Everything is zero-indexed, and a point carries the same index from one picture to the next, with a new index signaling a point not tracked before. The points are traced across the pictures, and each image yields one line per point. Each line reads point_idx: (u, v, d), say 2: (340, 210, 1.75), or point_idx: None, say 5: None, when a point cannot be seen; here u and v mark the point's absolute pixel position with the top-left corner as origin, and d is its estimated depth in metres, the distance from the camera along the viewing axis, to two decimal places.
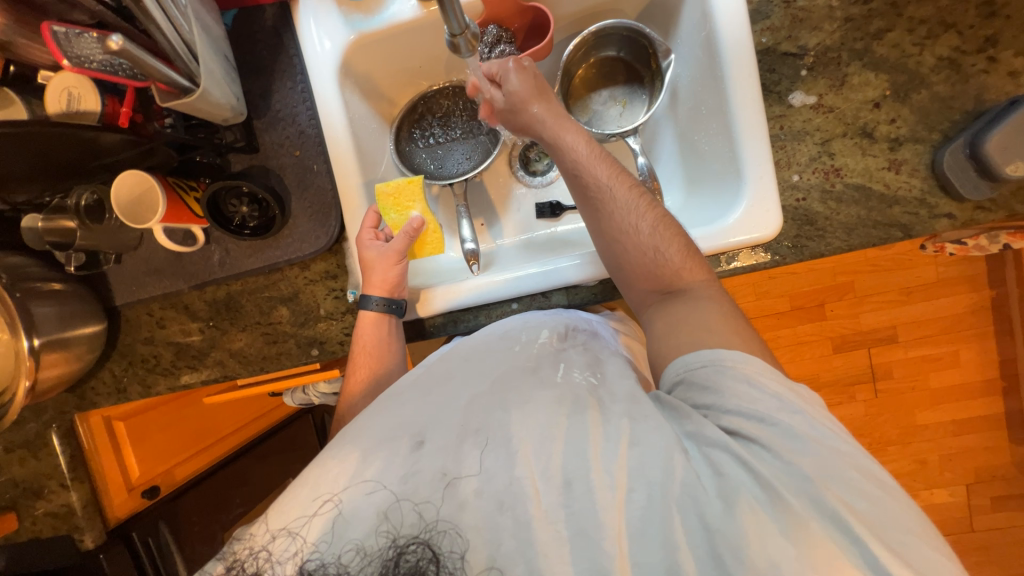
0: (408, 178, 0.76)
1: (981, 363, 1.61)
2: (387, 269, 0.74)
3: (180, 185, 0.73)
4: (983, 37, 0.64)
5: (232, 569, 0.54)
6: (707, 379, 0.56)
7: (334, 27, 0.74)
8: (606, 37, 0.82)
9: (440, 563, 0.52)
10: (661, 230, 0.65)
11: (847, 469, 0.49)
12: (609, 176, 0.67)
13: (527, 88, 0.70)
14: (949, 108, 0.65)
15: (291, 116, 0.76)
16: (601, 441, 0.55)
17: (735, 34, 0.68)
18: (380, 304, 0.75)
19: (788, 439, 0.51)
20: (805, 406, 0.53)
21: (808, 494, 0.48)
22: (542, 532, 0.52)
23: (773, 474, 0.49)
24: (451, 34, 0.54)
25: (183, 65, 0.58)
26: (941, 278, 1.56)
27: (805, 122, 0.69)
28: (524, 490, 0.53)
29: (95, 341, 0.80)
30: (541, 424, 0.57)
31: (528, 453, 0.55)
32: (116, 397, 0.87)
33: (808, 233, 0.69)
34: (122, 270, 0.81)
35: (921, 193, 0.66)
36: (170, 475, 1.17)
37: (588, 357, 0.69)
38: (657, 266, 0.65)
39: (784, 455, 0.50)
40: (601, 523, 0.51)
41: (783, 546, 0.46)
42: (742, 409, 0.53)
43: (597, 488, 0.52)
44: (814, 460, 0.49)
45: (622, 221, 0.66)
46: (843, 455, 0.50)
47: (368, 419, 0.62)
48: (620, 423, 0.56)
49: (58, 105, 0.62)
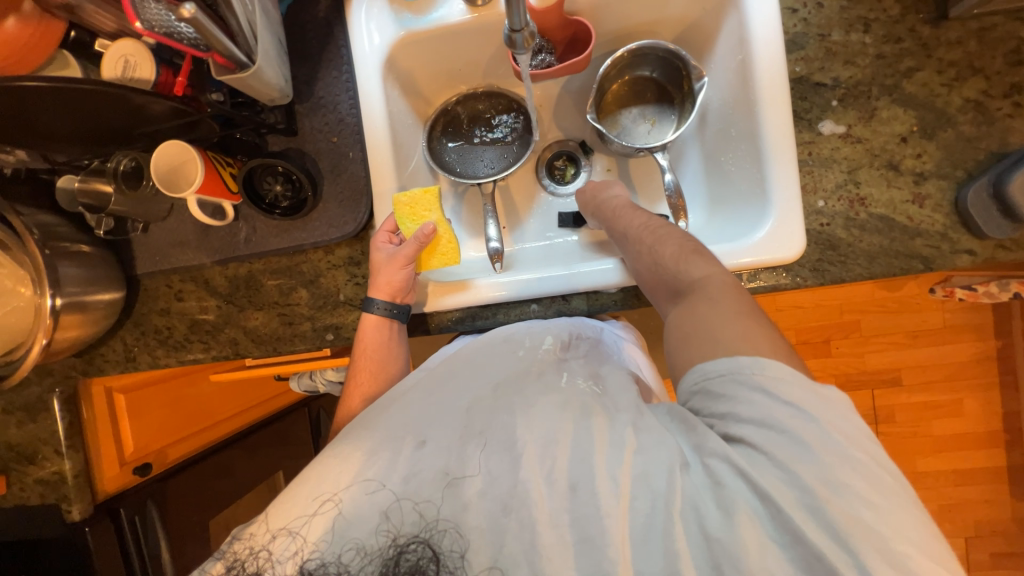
0: (424, 189, 0.77)
1: (984, 413, 1.60)
2: (393, 271, 0.74)
3: (218, 160, 0.74)
4: (1009, 83, 0.66)
5: (232, 570, 0.53)
6: (723, 389, 0.50)
7: (385, 23, 0.77)
8: (642, 57, 0.85)
9: (440, 562, 0.52)
10: (676, 246, 0.65)
11: (854, 479, 0.44)
12: (630, 224, 0.71)
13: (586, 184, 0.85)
14: (974, 148, 0.67)
15: (333, 104, 0.78)
16: (606, 447, 0.53)
17: (769, 62, 0.70)
18: (383, 308, 0.75)
19: (794, 448, 0.45)
20: (819, 412, 0.46)
21: (810, 507, 0.44)
22: (545, 536, 0.51)
23: (772, 485, 0.45)
24: (510, 29, 0.54)
25: (244, 41, 0.60)
26: (948, 324, 1.57)
27: (833, 150, 0.70)
28: (527, 493, 0.52)
29: (112, 308, 0.80)
30: (545, 429, 0.56)
31: (533, 455, 0.54)
32: (123, 366, 0.87)
33: (831, 258, 0.70)
34: (149, 239, 0.82)
35: (943, 228, 0.68)
36: (162, 454, 1.13)
37: (590, 368, 0.68)
38: (671, 283, 0.63)
39: (788, 466, 0.45)
40: (605, 529, 0.50)
41: (780, 559, 0.44)
42: (754, 416, 0.47)
43: (602, 494, 0.51)
44: (818, 472, 0.44)
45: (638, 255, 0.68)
46: (852, 464, 0.44)
47: (375, 417, 0.62)
48: (624, 430, 0.55)
49: (113, 72, 0.64)
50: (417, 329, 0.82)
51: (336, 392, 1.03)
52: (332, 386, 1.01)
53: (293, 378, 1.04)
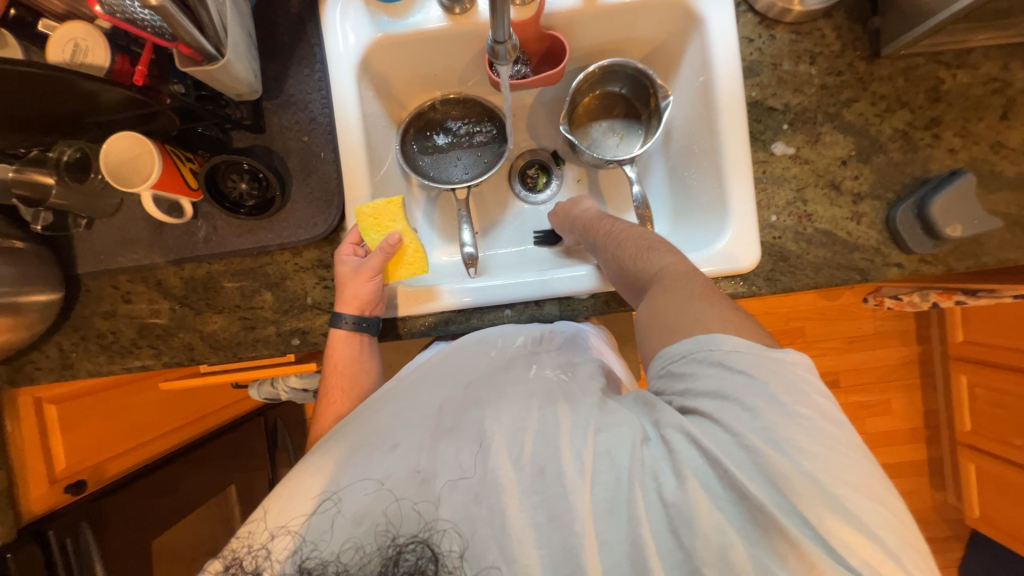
0: (388, 199, 0.76)
1: (908, 411, 1.77)
2: (360, 284, 0.72)
3: (177, 155, 0.70)
4: (930, 117, 0.75)
5: (232, 569, 0.52)
6: (683, 368, 0.53)
7: (360, 24, 0.76)
8: (613, 74, 0.89)
9: (440, 562, 0.50)
10: (651, 250, 0.66)
11: (796, 436, 0.46)
12: (607, 229, 0.73)
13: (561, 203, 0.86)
14: (902, 172, 0.75)
15: (304, 102, 0.76)
16: (572, 430, 0.54)
17: (728, 85, 0.76)
18: (350, 324, 0.73)
19: (740, 412, 0.48)
20: (766, 377, 0.49)
21: (754, 463, 0.46)
22: (515, 520, 0.51)
23: (719, 447, 0.47)
24: (494, 41, 0.57)
25: (213, 32, 0.57)
26: (878, 330, 1.72)
27: (784, 169, 0.77)
28: (498, 481, 0.53)
29: (49, 310, 0.74)
30: (515, 418, 0.57)
31: (501, 445, 0.55)
32: (58, 374, 0.79)
33: (782, 268, 0.76)
34: (92, 236, 0.76)
35: (877, 243, 0.75)
36: (100, 469, 1.05)
37: (561, 360, 0.70)
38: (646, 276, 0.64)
39: (734, 429, 0.47)
40: (572, 506, 0.50)
41: (727, 517, 0.46)
42: (706, 388, 0.50)
43: (567, 472, 0.52)
44: (761, 432, 0.46)
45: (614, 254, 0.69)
46: (794, 421, 0.46)
47: (355, 422, 0.61)
48: (591, 412, 0.56)
49: (60, 55, 0.58)
50: (388, 335, 0.81)
51: (300, 399, 0.99)
52: (295, 393, 0.97)
53: (253, 385, 0.99)
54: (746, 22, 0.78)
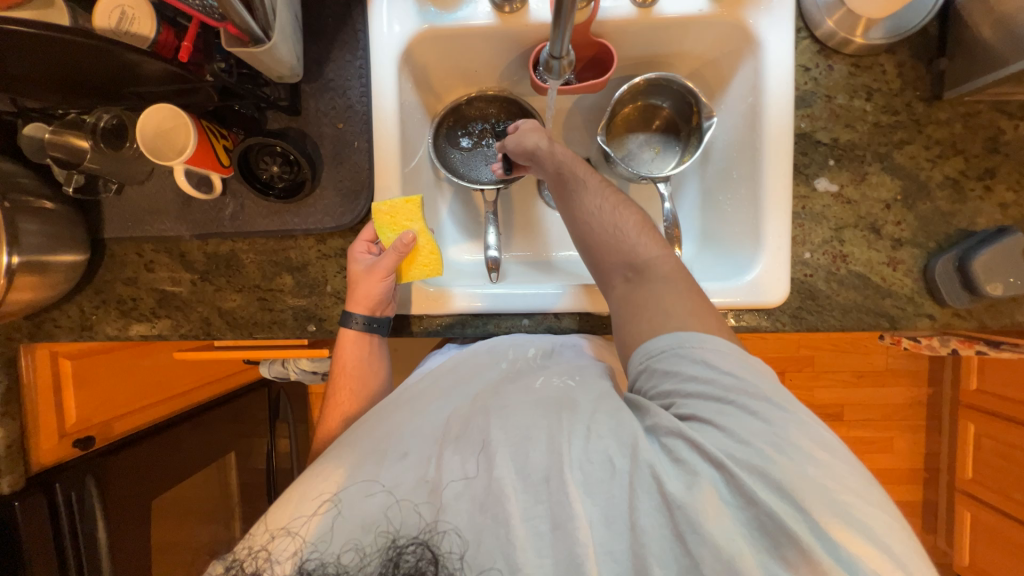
0: (406, 198, 0.74)
1: (910, 452, 1.75)
2: (372, 284, 0.71)
3: (213, 131, 0.70)
4: (984, 167, 0.72)
5: (232, 569, 0.54)
6: (667, 364, 0.53)
7: (406, 14, 0.74)
8: (657, 87, 0.87)
9: (440, 564, 0.51)
10: (625, 215, 0.65)
11: (802, 443, 0.46)
12: (587, 173, 0.69)
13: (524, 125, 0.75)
14: (947, 222, 0.73)
15: (342, 89, 0.75)
16: (575, 438, 0.53)
17: (775, 112, 0.73)
18: (361, 323, 0.73)
19: (737, 415, 0.48)
20: (755, 382, 0.50)
21: (762, 473, 0.45)
22: (519, 529, 0.50)
23: (725, 454, 0.46)
24: (551, 57, 0.59)
25: (261, 14, 0.56)
26: (889, 368, 1.70)
27: (824, 207, 0.74)
28: (502, 490, 0.52)
29: (73, 271, 0.74)
30: (517, 426, 0.56)
31: (504, 457, 0.54)
32: (77, 334, 0.81)
33: (809, 307, 0.74)
34: (121, 202, 0.76)
35: (911, 292, 0.73)
36: (108, 427, 1.06)
37: (567, 366, 0.68)
38: (623, 245, 0.63)
39: (736, 434, 0.47)
40: (573, 514, 0.50)
41: (741, 532, 0.45)
42: (699, 389, 0.50)
43: (570, 483, 0.51)
44: (770, 439, 0.46)
45: (591, 206, 0.66)
46: (798, 428, 0.47)
47: (361, 431, 0.61)
48: (590, 418, 0.55)
49: (106, 20, 0.57)
50: (402, 331, 0.81)
51: (308, 381, 1.00)
52: (304, 374, 0.98)
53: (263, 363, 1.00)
54: (803, 50, 0.75)
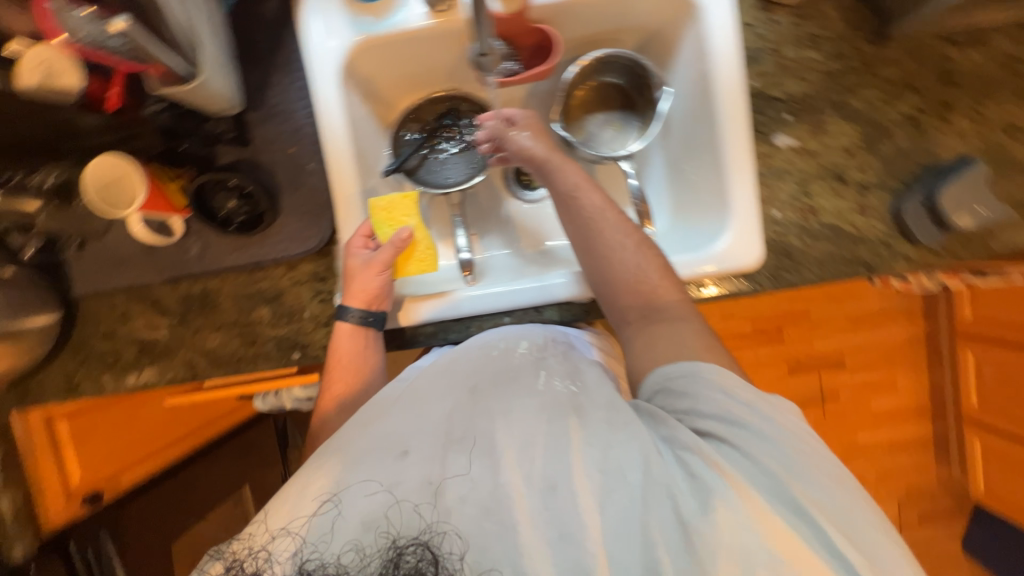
0: (403, 194, 0.75)
1: (915, 388, 1.76)
2: (368, 278, 0.72)
3: (163, 172, 0.69)
4: (940, 101, 0.72)
5: (232, 569, 0.53)
6: (684, 387, 0.56)
7: (340, 27, 0.73)
8: (606, 64, 0.86)
9: (440, 565, 0.51)
10: (644, 251, 0.66)
11: (809, 466, 0.51)
12: (602, 204, 0.68)
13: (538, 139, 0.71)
14: (910, 160, 0.73)
15: (288, 112, 0.74)
16: (583, 445, 0.55)
17: (728, 74, 0.72)
18: (357, 317, 0.72)
19: (753, 438, 0.52)
20: (772, 412, 0.54)
21: (772, 487, 0.50)
22: (526, 535, 0.51)
23: (739, 471, 0.50)
24: (481, 51, 0.58)
25: (183, 52, 0.56)
26: (883, 309, 1.71)
27: (786, 162, 0.74)
28: (508, 496, 0.53)
29: (48, 334, 0.74)
30: (523, 433, 0.56)
31: (512, 460, 0.55)
32: (64, 395, 0.80)
33: (786, 265, 0.74)
34: (85, 258, 0.75)
35: (884, 236, 0.73)
36: (116, 479, 1.07)
37: (567, 366, 0.67)
38: (638, 284, 0.65)
39: (751, 455, 0.51)
40: (583, 523, 0.51)
41: (753, 540, 0.47)
42: (716, 411, 0.54)
43: (580, 489, 0.52)
44: (781, 459, 0.51)
45: (609, 241, 0.67)
46: (805, 450, 0.52)
47: (355, 432, 0.59)
48: (600, 428, 0.56)
49: (30, 80, 0.55)
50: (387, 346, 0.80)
51: (304, 408, 1.00)
52: (299, 402, 0.98)
53: (257, 396, 1.01)
54: (744, 7, 0.75)
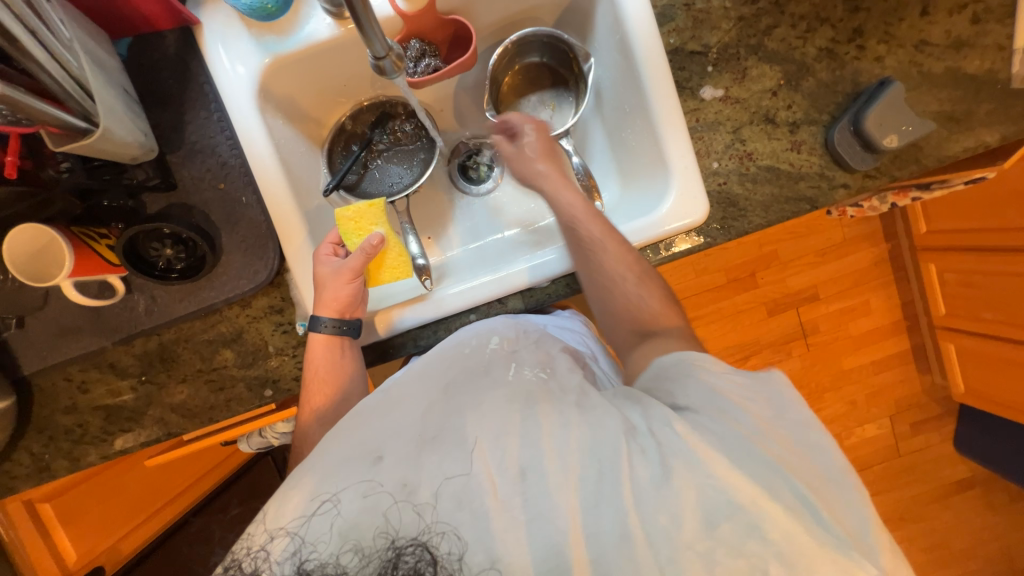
0: (369, 201, 0.74)
1: (888, 307, 1.83)
2: (340, 286, 0.71)
3: (88, 235, 0.65)
4: (851, 28, 0.73)
5: (230, 570, 0.52)
6: (674, 372, 0.59)
7: (246, 51, 0.71)
8: (527, 45, 0.85)
9: (440, 565, 0.50)
10: (645, 282, 0.70)
11: (781, 437, 0.52)
12: (602, 231, 0.70)
13: (538, 147, 0.77)
14: (833, 91, 0.74)
15: (210, 148, 0.72)
16: (553, 429, 0.54)
17: (645, 35, 0.72)
18: (331, 326, 0.71)
19: (732, 410, 0.53)
20: (756, 389, 0.56)
21: (746, 454, 0.50)
22: (497, 521, 0.50)
23: (712, 439, 0.51)
24: (375, 58, 0.53)
25: (75, 104, 0.53)
26: (846, 237, 1.76)
27: (716, 113, 0.75)
28: (479, 485, 0.51)
29: (4, 419, 0.70)
30: (495, 422, 0.56)
31: (483, 452, 0.53)
32: (37, 478, 0.77)
33: (733, 214, 0.75)
34: (28, 334, 0.72)
35: (820, 168, 0.74)
36: (116, 549, 1.07)
37: (539, 355, 0.68)
38: (637, 310, 0.70)
39: (727, 423, 0.52)
40: (554, 506, 0.50)
41: (718, 504, 0.48)
42: (698, 389, 0.56)
43: (551, 473, 0.52)
44: (757, 431, 0.52)
45: (609, 273, 0.69)
46: (785, 428, 0.53)
47: (333, 440, 0.59)
48: (569, 410, 0.56)
49: None
50: None
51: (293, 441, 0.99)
52: (286, 436, 0.97)
53: (242, 439, 0.99)
54: None
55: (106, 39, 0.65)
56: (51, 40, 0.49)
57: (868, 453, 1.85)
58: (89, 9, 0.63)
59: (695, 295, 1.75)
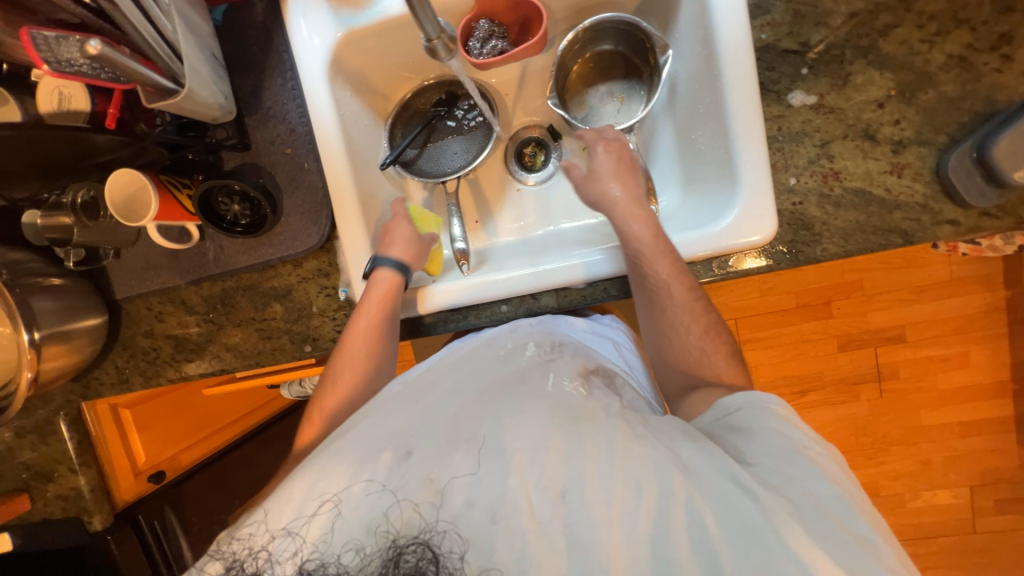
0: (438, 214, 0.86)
1: (992, 364, 1.57)
2: (411, 237, 0.76)
3: (173, 183, 0.73)
4: (997, 34, 0.61)
5: (232, 570, 0.52)
6: (743, 423, 0.57)
7: (323, 22, 0.73)
8: (602, 31, 0.80)
9: (440, 564, 0.49)
10: (711, 337, 0.67)
11: (855, 509, 0.50)
12: (670, 274, 0.66)
13: (608, 166, 0.72)
14: (958, 109, 0.62)
15: (282, 114, 0.76)
16: (599, 455, 0.53)
17: (732, 28, 0.65)
18: (398, 263, 0.74)
19: (802, 473, 0.52)
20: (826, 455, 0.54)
21: (814, 524, 0.48)
22: (536, 544, 0.49)
23: (778, 503, 0.49)
24: (426, 39, 0.54)
25: (165, 65, 0.58)
26: (955, 277, 1.52)
27: (804, 123, 0.66)
28: (519, 501, 0.51)
29: (96, 334, 0.82)
30: (533, 435, 0.55)
31: (522, 463, 0.53)
32: (119, 387, 0.89)
33: (804, 238, 0.67)
34: (122, 264, 0.82)
35: (924, 199, 0.64)
36: (175, 460, 1.22)
37: (578, 368, 0.66)
38: (699, 367, 0.67)
39: (798, 488, 0.51)
40: (598, 539, 0.49)
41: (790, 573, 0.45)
42: (766, 447, 0.54)
43: (593, 501, 0.51)
44: (829, 499, 0.50)
45: (673, 318, 0.67)
46: (858, 503, 0.51)
47: (354, 431, 0.60)
48: (615, 436, 0.54)
49: (49, 105, 0.63)
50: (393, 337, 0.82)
51: None
52: None
53: (286, 386, 1.08)
54: None
55: (203, 5, 0.70)
56: (150, 5, 0.54)
57: (935, 523, 1.64)
58: None
59: (756, 316, 1.61)
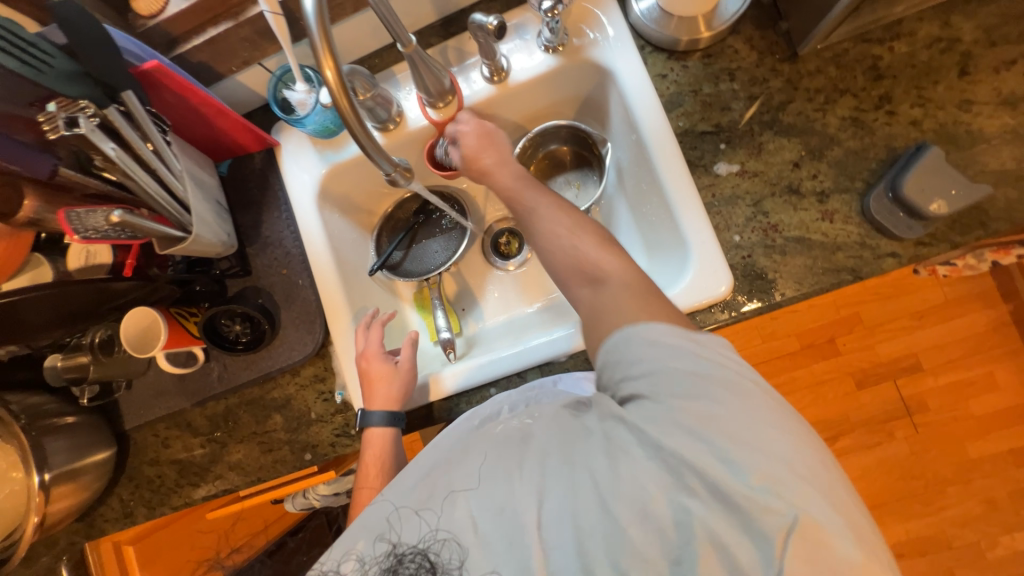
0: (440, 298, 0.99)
1: (1021, 382, 1.51)
2: (390, 385, 0.76)
3: (181, 314, 0.81)
4: (877, 96, 0.71)
5: None
6: (621, 348, 0.54)
7: (311, 163, 0.87)
8: (550, 135, 0.93)
9: (439, 569, 0.52)
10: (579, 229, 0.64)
11: (737, 406, 0.47)
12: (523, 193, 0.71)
13: (473, 141, 0.75)
14: (864, 158, 0.71)
15: (278, 241, 0.86)
16: (529, 463, 0.54)
17: (652, 120, 0.76)
18: (381, 420, 0.75)
19: (680, 387, 0.49)
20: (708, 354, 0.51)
21: (698, 441, 0.46)
22: (476, 547, 0.51)
23: (654, 425, 0.48)
24: (385, 174, 0.66)
25: (175, 218, 0.69)
26: (950, 298, 1.52)
27: (734, 187, 0.74)
28: (463, 520, 0.53)
29: (103, 468, 0.84)
30: (478, 463, 0.56)
31: (468, 493, 0.54)
32: (123, 522, 0.88)
33: (762, 287, 0.71)
34: (132, 395, 0.87)
35: (860, 238, 0.69)
36: None
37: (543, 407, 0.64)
38: (578, 261, 0.63)
39: (677, 405, 0.48)
40: (523, 526, 0.50)
41: (660, 479, 0.46)
42: (640, 367, 0.52)
43: (519, 495, 0.52)
44: (713, 410, 0.47)
45: (542, 230, 0.66)
46: (736, 398, 0.48)
47: None
48: (544, 438, 0.55)
49: (78, 260, 0.74)
50: None
51: (332, 503, 1.11)
52: (327, 498, 1.09)
53: (287, 499, 1.12)
54: (656, 61, 0.80)
55: (210, 164, 0.83)
56: (166, 174, 0.67)
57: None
58: (201, 141, 0.83)
59: (763, 363, 1.58)
